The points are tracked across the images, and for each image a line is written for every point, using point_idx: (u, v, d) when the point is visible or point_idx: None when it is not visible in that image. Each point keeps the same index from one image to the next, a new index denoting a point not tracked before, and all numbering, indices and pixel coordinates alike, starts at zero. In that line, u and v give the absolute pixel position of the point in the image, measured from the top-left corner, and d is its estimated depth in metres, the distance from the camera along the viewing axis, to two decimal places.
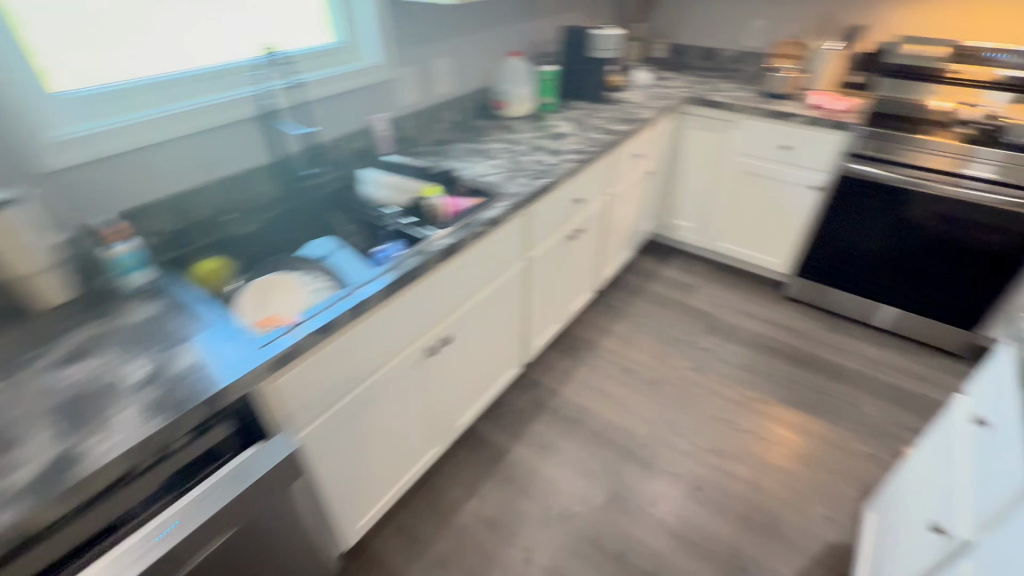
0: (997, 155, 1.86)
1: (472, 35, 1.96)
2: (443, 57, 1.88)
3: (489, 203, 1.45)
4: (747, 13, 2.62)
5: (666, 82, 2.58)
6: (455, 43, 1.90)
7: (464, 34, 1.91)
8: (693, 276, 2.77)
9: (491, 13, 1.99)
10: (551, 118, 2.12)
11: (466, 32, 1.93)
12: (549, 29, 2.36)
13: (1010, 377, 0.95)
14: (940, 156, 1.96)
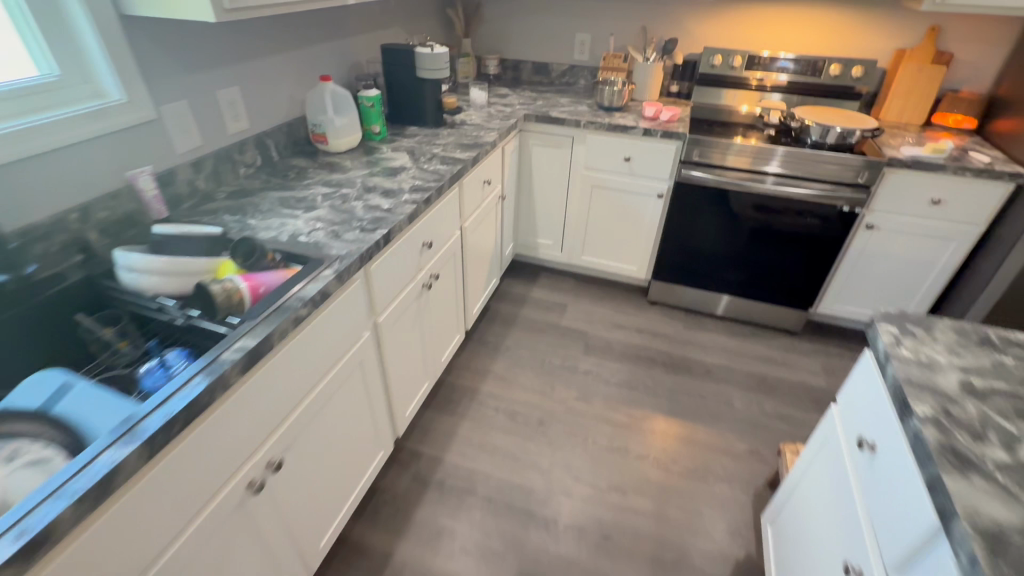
0: (783, 151, 2.01)
1: (266, 58, 1.60)
2: (229, 86, 1.50)
3: (301, 278, 1.12)
4: (569, 28, 2.62)
5: (503, 100, 2.47)
6: (244, 69, 1.53)
7: (254, 57, 1.55)
8: (561, 293, 2.71)
9: (286, 30, 1.65)
10: (383, 149, 1.85)
11: (258, 55, 1.57)
12: (366, 48, 2.08)
13: (887, 399, 0.93)
14: (739, 155, 2.08)
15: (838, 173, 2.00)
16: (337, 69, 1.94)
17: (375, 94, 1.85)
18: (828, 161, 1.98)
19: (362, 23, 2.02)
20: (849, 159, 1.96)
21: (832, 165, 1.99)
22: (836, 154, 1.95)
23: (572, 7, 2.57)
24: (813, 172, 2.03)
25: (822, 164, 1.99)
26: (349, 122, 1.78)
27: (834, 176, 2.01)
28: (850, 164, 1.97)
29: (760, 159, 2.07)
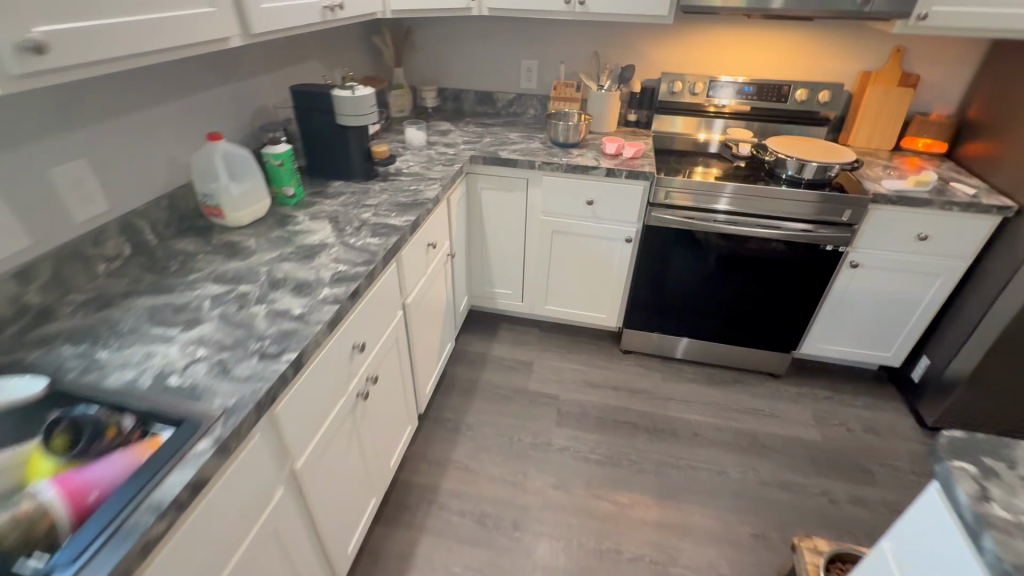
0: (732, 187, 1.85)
1: (128, 117, 1.23)
2: (72, 160, 1.11)
3: (155, 477, 0.74)
4: (513, 53, 2.36)
5: (444, 138, 2.17)
6: (94, 136, 1.15)
7: (108, 118, 1.17)
8: (525, 347, 2.43)
9: (156, 79, 1.28)
10: (298, 216, 1.50)
11: (115, 115, 1.19)
12: (273, 89, 1.73)
13: (954, 520, 0.65)
14: (683, 192, 1.90)
15: (790, 209, 1.85)
16: (235, 118, 1.58)
17: (285, 149, 1.50)
18: (787, 199, 1.83)
19: (265, 59, 1.66)
20: (802, 195, 1.81)
21: (783, 200, 1.84)
22: (787, 190, 1.80)
23: (515, 31, 2.30)
24: (778, 210, 1.86)
25: (771, 200, 1.84)
26: (254, 187, 1.42)
27: (801, 213, 1.85)
28: (803, 200, 1.82)
29: (727, 198, 1.89)
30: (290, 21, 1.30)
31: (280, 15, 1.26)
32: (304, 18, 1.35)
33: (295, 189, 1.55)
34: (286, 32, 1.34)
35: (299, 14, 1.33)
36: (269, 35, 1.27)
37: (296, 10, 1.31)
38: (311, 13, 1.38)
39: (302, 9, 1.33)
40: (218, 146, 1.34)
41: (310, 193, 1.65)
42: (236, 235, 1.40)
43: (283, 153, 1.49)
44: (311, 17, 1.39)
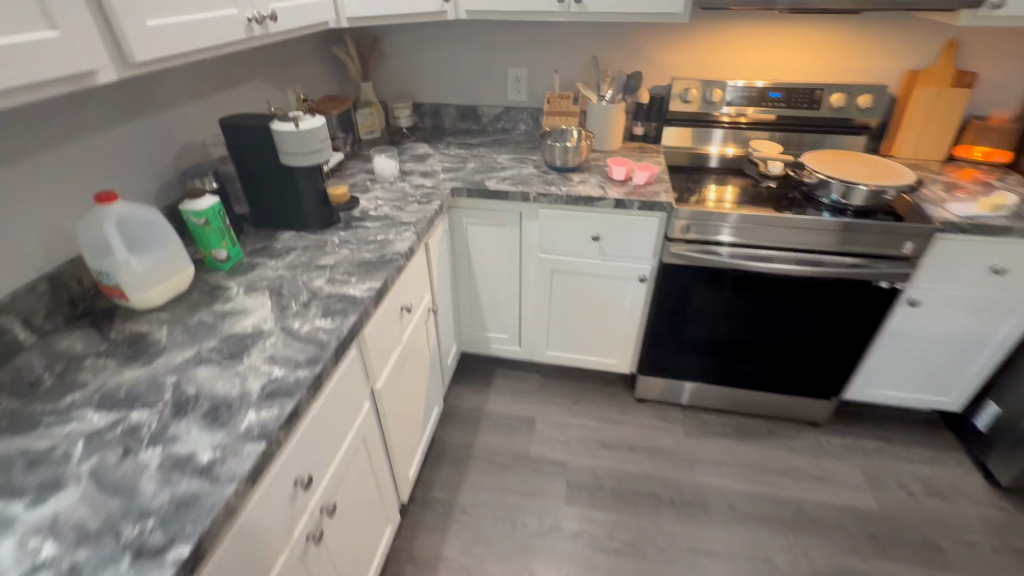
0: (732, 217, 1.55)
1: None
2: None
3: None
4: (498, 60, 2.03)
5: (422, 166, 1.85)
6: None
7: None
8: (525, 399, 2.11)
9: (19, 126, 0.95)
10: (231, 288, 1.18)
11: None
12: (202, 121, 1.40)
13: None
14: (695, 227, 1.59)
15: (808, 239, 1.55)
16: (147, 163, 1.25)
17: (208, 204, 1.17)
18: (797, 229, 1.53)
19: (187, 86, 1.33)
20: (817, 222, 1.51)
21: (798, 230, 1.54)
22: (796, 217, 1.51)
23: (499, 35, 1.98)
24: (788, 241, 1.56)
25: (785, 231, 1.54)
26: (169, 254, 1.10)
27: (850, 247, 1.54)
28: (821, 229, 1.52)
29: (762, 232, 1.56)
30: (195, 42, 0.97)
31: (178, 35, 0.93)
32: (217, 37, 1.03)
33: (228, 250, 1.23)
34: (194, 57, 1.02)
35: (209, 32, 1.00)
36: (166, 62, 0.95)
37: (203, 27, 0.99)
38: (228, 29, 1.05)
39: (213, 24, 1.01)
40: (112, 208, 1.01)
41: (250, 251, 1.32)
42: (145, 322, 1.07)
43: (206, 209, 1.16)
44: (229, 35, 1.06)
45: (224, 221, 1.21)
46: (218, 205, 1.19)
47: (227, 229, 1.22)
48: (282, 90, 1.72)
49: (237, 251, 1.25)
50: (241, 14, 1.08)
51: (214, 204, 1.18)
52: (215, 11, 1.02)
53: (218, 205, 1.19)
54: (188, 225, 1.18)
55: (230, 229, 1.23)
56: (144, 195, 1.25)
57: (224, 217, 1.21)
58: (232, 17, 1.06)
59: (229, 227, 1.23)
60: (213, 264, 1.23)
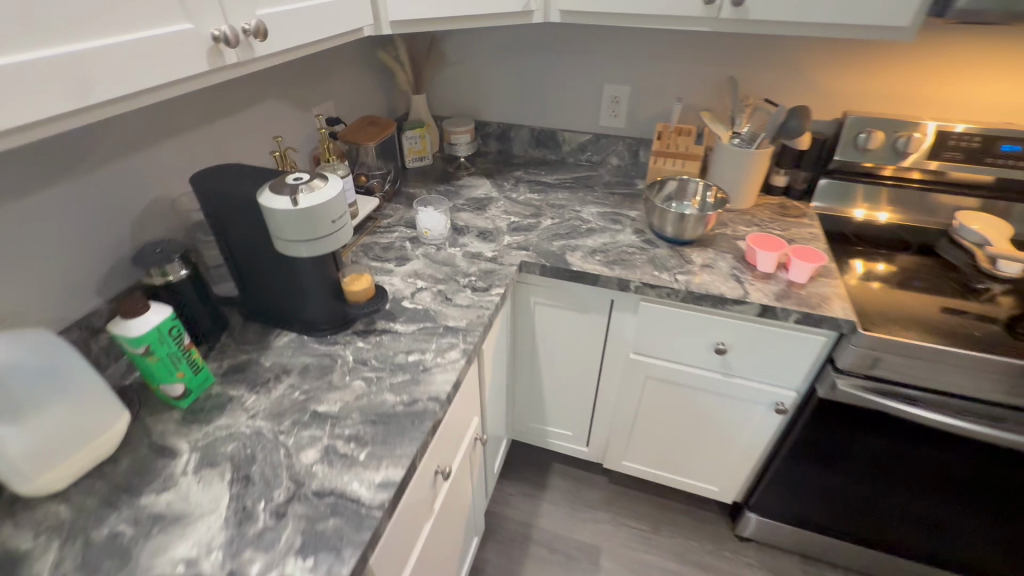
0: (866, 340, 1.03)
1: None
2: None
3: None
4: (591, 73, 1.52)
5: (481, 218, 1.38)
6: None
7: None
8: (587, 514, 1.65)
9: None
10: (180, 453, 0.77)
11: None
12: (179, 169, 0.99)
13: None
14: (884, 362, 1.05)
15: (997, 390, 1.01)
16: (84, 243, 0.85)
17: (154, 320, 0.76)
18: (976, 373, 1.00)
19: (154, 123, 0.92)
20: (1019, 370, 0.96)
21: (980, 375, 1.00)
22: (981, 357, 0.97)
23: (596, 40, 1.46)
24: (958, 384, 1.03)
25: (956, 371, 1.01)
26: (84, 404, 0.73)
27: None
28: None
29: (1003, 383, 0.99)
30: (67, 98, 0.54)
31: (17, 91, 0.50)
32: (123, 82, 0.59)
33: (188, 379, 0.83)
34: (87, 119, 0.59)
35: (101, 76, 0.57)
36: (16, 140, 0.52)
37: (85, 67, 0.55)
38: (149, 64, 0.61)
39: (107, 60, 0.57)
40: None
41: (227, 371, 0.91)
42: (34, 522, 0.68)
43: (149, 331, 0.75)
44: (154, 74, 0.62)
45: (181, 339, 0.80)
46: (169, 320, 0.78)
47: (186, 350, 0.81)
48: (305, 111, 1.30)
49: (202, 376, 0.85)
50: (180, 37, 0.64)
51: (164, 318, 0.77)
52: (116, 37, 0.58)
53: (169, 319, 0.78)
54: (129, 354, 0.76)
55: (190, 347, 0.82)
56: (79, 287, 0.86)
57: (181, 333, 0.80)
58: (157, 43, 0.62)
59: (189, 346, 0.82)
60: (168, 398, 0.83)
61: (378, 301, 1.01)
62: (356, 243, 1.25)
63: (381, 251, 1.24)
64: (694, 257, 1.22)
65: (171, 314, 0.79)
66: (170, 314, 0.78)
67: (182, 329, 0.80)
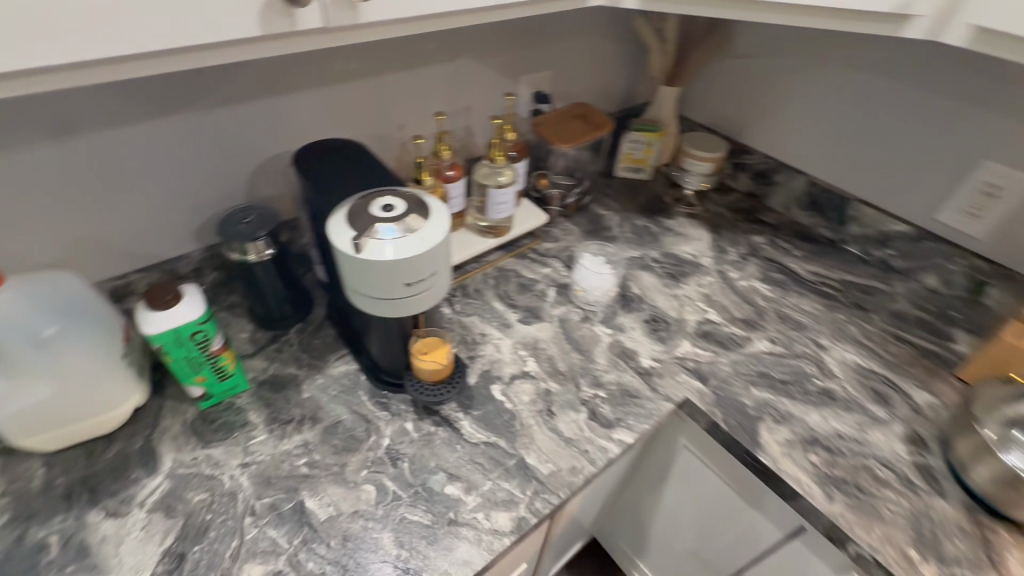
0: None
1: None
2: None
3: None
4: (966, 136, 0.88)
5: (667, 295, 0.96)
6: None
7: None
8: None
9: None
10: (158, 473, 0.65)
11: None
12: (323, 124, 0.83)
13: None
14: None
15: None
16: (193, 184, 0.75)
17: (176, 319, 0.61)
18: None
19: (302, 67, 0.76)
20: None
21: None
22: None
23: (1008, 86, 0.81)
24: None
25: None
26: (99, 380, 0.63)
27: None
28: None
29: None
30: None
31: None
32: (84, 39, 0.35)
33: (208, 384, 0.69)
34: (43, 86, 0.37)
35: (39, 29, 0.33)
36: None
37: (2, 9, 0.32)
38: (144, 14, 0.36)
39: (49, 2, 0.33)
40: None
41: (266, 380, 0.76)
42: (12, 475, 0.63)
43: (163, 330, 0.61)
44: (154, 32, 0.37)
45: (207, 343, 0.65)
46: (195, 322, 0.62)
47: (210, 355, 0.66)
48: (508, 80, 1.02)
49: (229, 384, 0.71)
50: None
51: (188, 319, 0.62)
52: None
53: (195, 322, 0.62)
54: (166, 357, 0.64)
55: (220, 353, 0.68)
56: (175, 229, 0.78)
57: (207, 338, 0.65)
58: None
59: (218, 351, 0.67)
60: (204, 401, 0.71)
61: (442, 395, 0.72)
62: (494, 264, 0.98)
63: (517, 289, 0.94)
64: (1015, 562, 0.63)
65: (201, 314, 0.63)
66: (198, 315, 0.63)
67: (210, 334, 0.65)
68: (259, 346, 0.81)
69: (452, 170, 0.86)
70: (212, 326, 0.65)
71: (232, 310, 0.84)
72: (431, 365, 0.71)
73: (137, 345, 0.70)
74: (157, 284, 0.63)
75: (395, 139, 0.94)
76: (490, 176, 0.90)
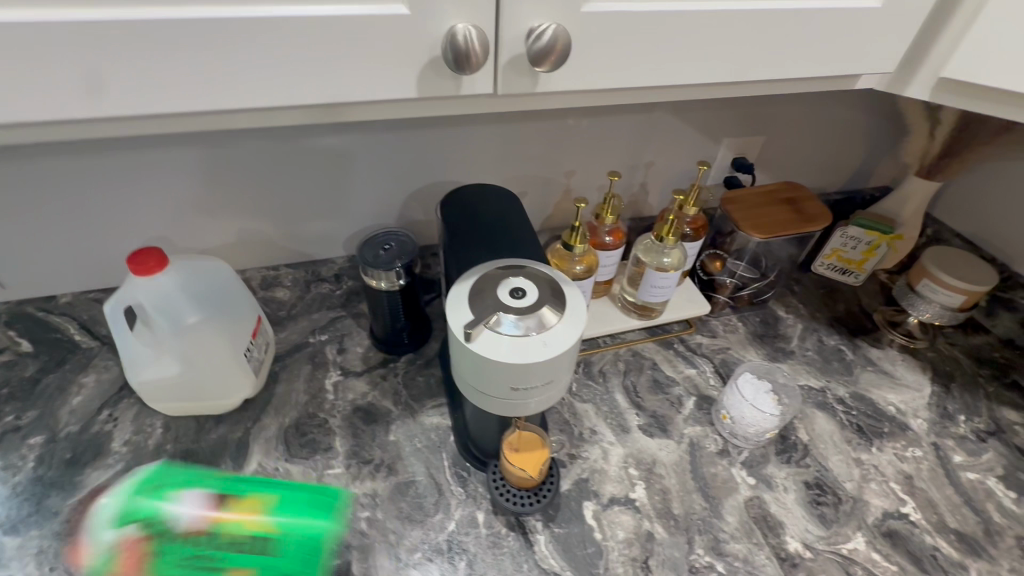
0: None
1: (43, 164, 0.62)
2: None
3: None
4: None
5: (846, 457, 0.73)
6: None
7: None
8: None
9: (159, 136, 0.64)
10: (242, 472, 0.66)
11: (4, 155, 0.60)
12: (488, 156, 0.79)
13: None
14: None
15: None
16: (357, 194, 0.77)
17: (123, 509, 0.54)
18: None
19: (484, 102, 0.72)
20: None
21: None
22: None
23: None
24: None
25: None
26: (224, 370, 0.66)
27: None
28: None
29: None
30: (126, 93, 0.31)
31: (30, 66, 0.29)
32: (232, 89, 0.32)
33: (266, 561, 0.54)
34: (202, 121, 0.36)
35: (194, 72, 0.31)
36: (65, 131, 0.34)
37: (162, 49, 0.30)
38: (296, 66, 0.32)
39: (212, 47, 0.30)
40: (132, 289, 0.59)
41: (361, 408, 0.74)
42: (140, 425, 0.70)
43: (104, 557, 0.51)
44: (303, 87, 0.33)
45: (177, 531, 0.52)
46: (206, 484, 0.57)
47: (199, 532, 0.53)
48: (706, 140, 0.87)
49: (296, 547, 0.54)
50: (374, 28, 0.31)
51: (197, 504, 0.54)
52: (243, 10, 0.30)
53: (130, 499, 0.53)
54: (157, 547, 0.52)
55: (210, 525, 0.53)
56: (329, 231, 0.81)
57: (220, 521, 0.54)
58: (325, 36, 0.31)
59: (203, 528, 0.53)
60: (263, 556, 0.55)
61: (527, 507, 0.63)
62: (630, 345, 0.84)
63: (648, 386, 0.79)
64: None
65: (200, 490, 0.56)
66: (123, 509, 0.53)
67: (158, 508, 0.53)
68: (368, 366, 0.79)
69: (611, 237, 0.76)
70: (230, 492, 0.56)
71: (357, 321, 0.84)
72: (516, 471, 0.62)
73: (263, 342, 0.72)
74: (86, 518, 0.56)
75: (558, 184, 0.86)
76: (653, 253, 0.76)
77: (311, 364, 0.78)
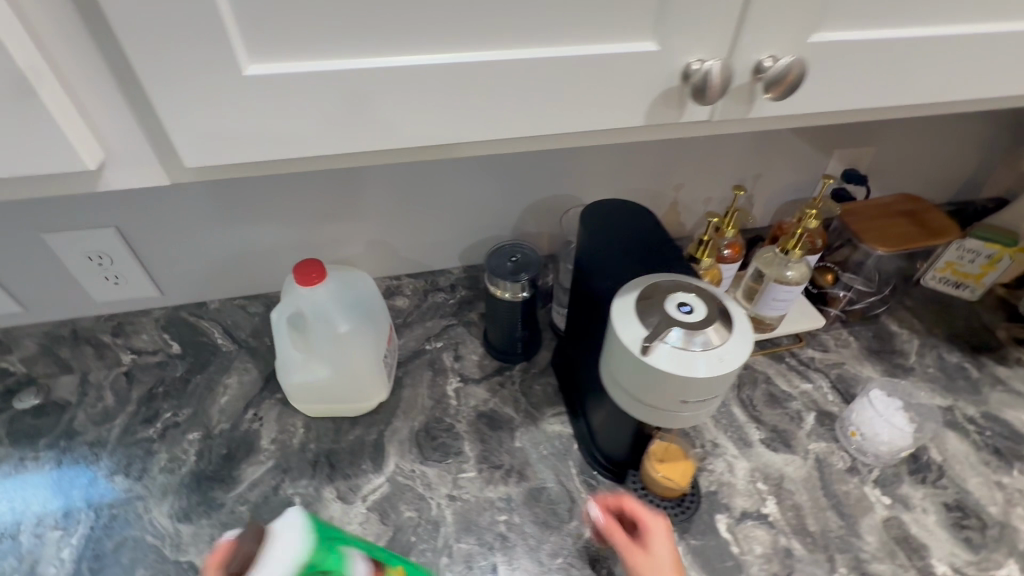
0: None
1: (199, 190, 0.69)
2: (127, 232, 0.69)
3: None
4: None
5: (985, 479, 0.70)
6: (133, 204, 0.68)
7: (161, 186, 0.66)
8: None
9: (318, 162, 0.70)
10: (382, 472, 0.70)
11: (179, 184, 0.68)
12: (605, 171, 0.81)
13: None
14: None
15: None
16: (481, 209, 0.81)
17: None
18: None
19: None
20: None
21: None
22: None
23: None
24: None
25: None
26: (368, 375, 0.70)
27: None
28: None
29: None
30: (394, 131, 0.34)
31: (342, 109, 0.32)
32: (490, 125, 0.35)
33: None
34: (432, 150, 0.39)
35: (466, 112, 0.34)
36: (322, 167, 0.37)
37: (444, 91, 0.33)
38: (517, 100, 0.34)
39: (425, 89, 0.32)
40: (297, 298, 0.64)
41: (485, 414, 0.77)
42: (282, 424, 0.74)
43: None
44: (532, 122, 0.35)
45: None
46: None
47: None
48: (818, 152, 0.86)
49: None
50: (582, 66, 0.33)
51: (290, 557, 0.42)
52: (463, 55, 0.32)
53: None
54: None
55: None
56: (446, 245, 0.84)
57: None
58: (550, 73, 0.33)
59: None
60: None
61: (670, 516, 0.64)
62: None
63: (766, 400, 0.79)
64: (676, 548, 0.54)
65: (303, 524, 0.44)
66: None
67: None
68: (486, 373, 0.82)
69: (730, 250, 0.76)
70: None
71: (469, 329, 0.88)
72: (661, 483, 0.63)
73: (394, 349, 0.76)
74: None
75: (668, 197, 0.87)
76: (775, 265, 0.76)
77: (431, 370, 0.82)
